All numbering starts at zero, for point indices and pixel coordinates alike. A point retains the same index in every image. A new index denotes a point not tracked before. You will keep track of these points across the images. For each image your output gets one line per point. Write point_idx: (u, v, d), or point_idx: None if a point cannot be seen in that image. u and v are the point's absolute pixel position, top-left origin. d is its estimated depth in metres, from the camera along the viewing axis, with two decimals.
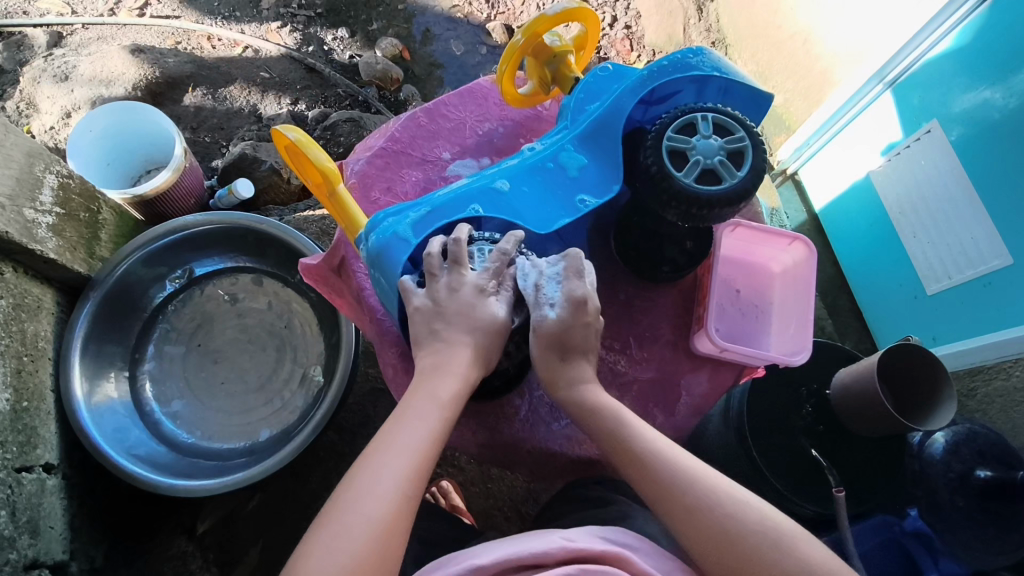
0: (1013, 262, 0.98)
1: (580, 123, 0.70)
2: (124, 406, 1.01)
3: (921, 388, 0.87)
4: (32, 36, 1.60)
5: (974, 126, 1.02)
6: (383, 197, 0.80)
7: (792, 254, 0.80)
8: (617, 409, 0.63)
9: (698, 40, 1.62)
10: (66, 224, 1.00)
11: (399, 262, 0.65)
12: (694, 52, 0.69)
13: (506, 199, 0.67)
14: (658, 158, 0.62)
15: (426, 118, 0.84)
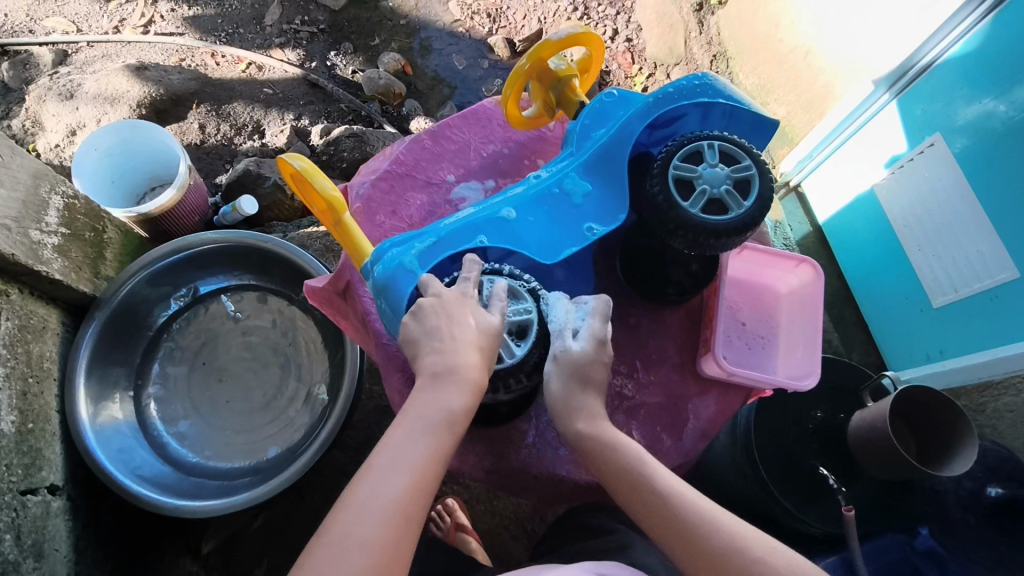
0: (1018, 276, 0.99)
1: (585, 150, 0.70)
2: (130, 427, 1.01)
3: (942, 428, 0.85)
4: (38, 54, 1.61)
5: (977, 138, 1.01)
6: (388, 221, 0.79)
7: (799, 277, 0.80)
8: (619, 441, 0.63)
9: (700, 53, 1.63)
10: (71, 244, 1.01)
11: (404, 295, 0.64)
12: (698, 77, 0.69)
13: (512, 227, 0.67)
14: (664, 186, 0.62)
15: (431, 141, 0.83)
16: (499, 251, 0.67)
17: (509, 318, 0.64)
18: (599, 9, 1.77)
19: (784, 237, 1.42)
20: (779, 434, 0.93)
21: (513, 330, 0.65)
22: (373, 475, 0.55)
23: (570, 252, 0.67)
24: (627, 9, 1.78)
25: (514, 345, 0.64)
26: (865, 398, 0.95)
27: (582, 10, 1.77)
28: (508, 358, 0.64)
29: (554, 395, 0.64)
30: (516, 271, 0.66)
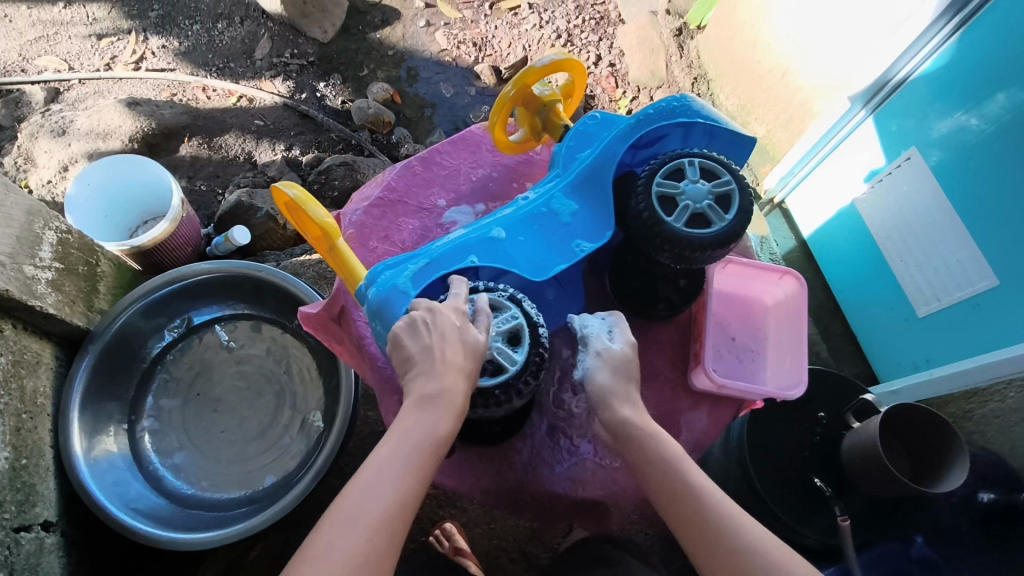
0: (999, 284, 1.01)
1: (571, 171, 0.72)
2: (124, 460, 1.01)
3: (931, 446, 0.87)
4: (30, 92, 1.63)
5: (953, 150, 1.05)
6: (381, 245, 0.80)
7: (783, 287, 0.81)
8: (658, 437, 0.63)
9: (681, 77, 1.69)
10: (65, 278, 1.01)
11: (397, 316, 0.65)
12: (678, 99, 0.71)
13: (503, 247, 0.68)
14: (647, 203, 0.64)
15: (422, 167, 0.85)
16: (491, 271, 0.68)
17: (496, 329, 0.64)
18: (582, 35, 1.83)
19: (770, 251, 1.43)
20: (772, 447, 0.94)
21: (506, 341, 0.65)
22: (369, 495, 0.56)
23: (561, 269, 0.68)
24: (609, 35, 1.84)
25: (510, 352, 0.64)
26: (848, 419, 0.95)
27: (565, 38, 1.82)
28: (508, 365, 0.64)
29: (601, 384, 0.66)
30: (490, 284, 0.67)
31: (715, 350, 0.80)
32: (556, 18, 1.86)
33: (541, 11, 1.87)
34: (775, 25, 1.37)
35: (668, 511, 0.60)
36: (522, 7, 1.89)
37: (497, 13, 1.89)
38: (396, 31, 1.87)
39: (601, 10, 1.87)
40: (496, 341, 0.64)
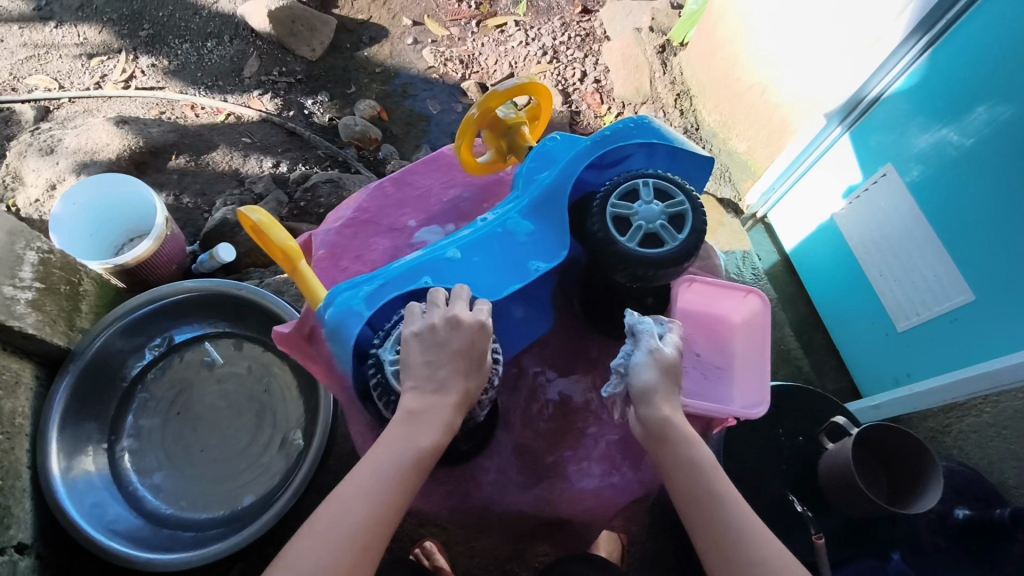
0: (974, 298, 1.02)
1: (529, 193, 0.72)
2: (102, 479, 1.01)
3: (905, 467, 0.88)
4: (20, 111, 1.64)
5: (932, 165, 1.05)
6: (353, 266, 0.81)
7: (748, 306, 0.82)
8: (690, 439, 0.64)
9: (664, 93, 1.70)
10: (46, 298, 1.02)
11: (351, 337, 0.66)
12: (635, 121, 0.73)
13: (457, 268, 0.69)
14: (602, 224, 0.64)
15: (393, 188, 0.86)
16: (446, 291, 0.68)
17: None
18: (568, 52, 1.85)
19: (752, 266, 1.44)
20: (747, 464, 0.94)
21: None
22: (330, 517, 0.56)
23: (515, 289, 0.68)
24: (594, 52, 1.86)
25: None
26: (823, 440, 0.96)
27: (551, 55, 1.84)
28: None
29: (646, 380, 0.66)
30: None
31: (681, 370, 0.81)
32: (542, 36, 1.89)
33: (527, 28, 1.90)
34: (752, 43, 1.40)
35: (690, 515, 0.61)
36: (508, 25, 1.92)
37: (483, 31, 1.92)
38: (383, 49, 1.89)
39: (586, 27, 1.90)
40: None
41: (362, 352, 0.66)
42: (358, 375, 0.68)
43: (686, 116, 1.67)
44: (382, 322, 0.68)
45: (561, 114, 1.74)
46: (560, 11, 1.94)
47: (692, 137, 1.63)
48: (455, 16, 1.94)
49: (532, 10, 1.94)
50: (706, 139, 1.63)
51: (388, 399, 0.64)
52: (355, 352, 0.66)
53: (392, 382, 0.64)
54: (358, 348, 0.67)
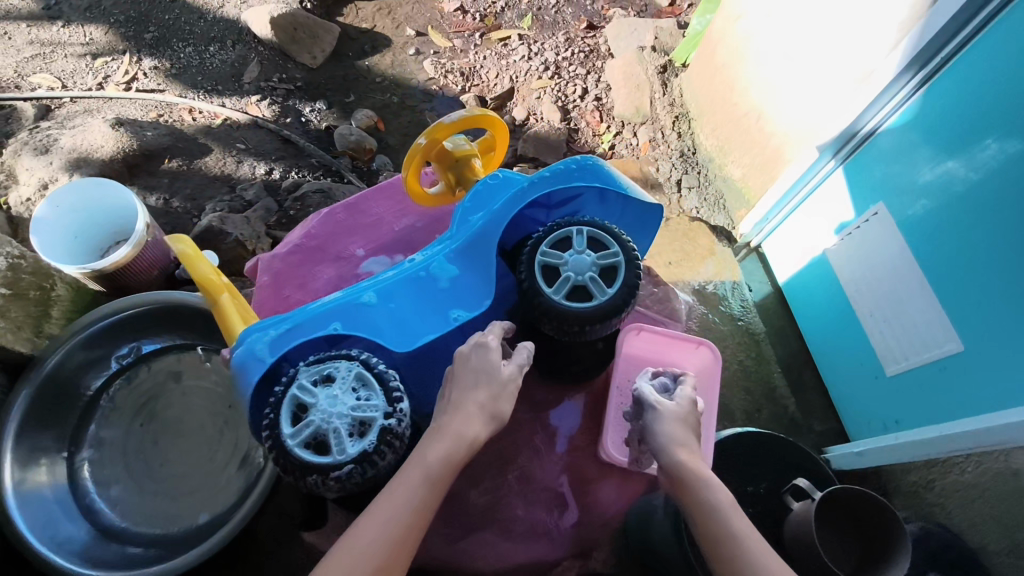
0: (964, 348, 0.97)
1: (460, 235, 0.70)
2: (57, 492, 1.01)
3: (874, 536, 0.83)
4: (22, 109, 1.65)
5: (941, 200, 0.97)
6: (294, 295, 0.85)
7: (697, 359, 0.88)
8: (709, 482, 0.65)
9: (663, 114, 1.67)
10: (12, 304, 1.04)
11: (250, 384, 0.61)
12: (578, 162, 0.70)
13: (372, 314, 0.66)
14: (529, 272, 0.63)
15: (345, 215, 0.90)
16: (359, 338, 0.65)
17: (351, 410, 0.54)
18: (570, 68, 1.81)
19: (741, 298, 1.42)
20: None
21: (352, 428, 0.54)
22: None
23: (430, 338, 0.67)
24: (597, 68, 1.82)
25: (347, 443, 0.53)
26: (786, 500, 0.89)
27: (553, 70, 1.81)
28: (335, 456, 0.53)
29: (664, 430, 0.69)
30: (373, 361, 0.58)
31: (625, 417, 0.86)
32: (545, 50, 1.85)
33: (531, 42, 1.88)
34: (751, 69, 1.35)
35: (714, 557, 0.62)
36: (512, 38, 1.89)
37: (486, 44, 1.90)
38: (384, 59, 1.88)
39: (591, 43, 1.87)
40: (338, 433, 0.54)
41: (257, 401, 0.62)
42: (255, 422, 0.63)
43: (684, 139, 1.64)
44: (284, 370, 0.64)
45: (559, 131, 1.71)
46: (565, 27, 1.91)
47: (688, 161, 1.60)
48: (459, 28, 1.92)
49: (537, 25, 1.92)
50: (702, 164, 1.59)
51: (268, 436, 0.54)
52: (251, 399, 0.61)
53: (281, 419, 0.54)
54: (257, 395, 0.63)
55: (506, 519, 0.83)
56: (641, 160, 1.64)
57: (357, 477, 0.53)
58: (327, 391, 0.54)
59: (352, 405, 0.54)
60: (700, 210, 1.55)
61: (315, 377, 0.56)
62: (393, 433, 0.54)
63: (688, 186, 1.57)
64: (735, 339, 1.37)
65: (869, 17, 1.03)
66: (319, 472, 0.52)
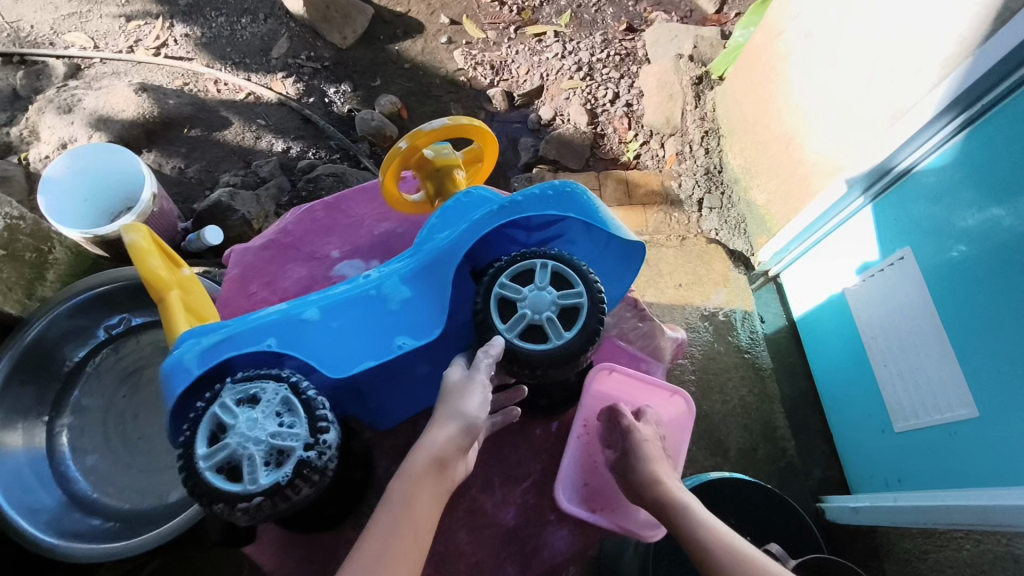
0: (980, 416, 0.89)
1: (418, 256, 0.69)
2: (33, 456, 1.00)
3: None
4: (53, 66, 1.66)
5: (983, 248, 0.87)
6: (260, 291, 0.89)
7: (671, 409, 0.83)
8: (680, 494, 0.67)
9: (692, 129, 1.60)
10: (4, 264, 1.02)
11: (173, 395, 0.59)
12: (555, 187, 0.68)
13: (312, 333, 0.64)
14: (487, 306, 0.66)
15: (324, 213, 0.95)
16: (293, 357, 0.63)
17: (270, 437, 0.52)
18: (603, 71, 1.75)
19: (750, 330, 1.35)
20: None
21: (268, 456, 0.52)
22: None
23: (370, 365, 0.65)
24: (631, 74, 1.75)
25: (260, 471, 0.51)
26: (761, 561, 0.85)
27: (586, 71, 1.75)
28: (245, 485, 0.51)
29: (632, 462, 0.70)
30: (303, 385, 0.56)
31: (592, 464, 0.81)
32: (579, 50, 1.79)
33: (566, 40, 1.81)
34: (787, 91, 1.28)
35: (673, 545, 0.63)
36: (547, 34, 1.83)
37: (521, 38, 1.83)
38: (415, 45, 1.83)
39: (628, 47, 1.80)
40: (252, 460, 0.52)
41: (177, 412, 0.59)
42: (174, 432, 0.61)
43: (711, 156, 1.57)
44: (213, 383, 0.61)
45: (584, 135, 1.65)
46: (604, 27, 1.85)
47: (712, 180, 1.54)
48: (495, 19, 1.85)
49: (575, 22, 1.85)
50: (728, 184, 1.53)
51: (183, 456, 0.52)
52: (170, 411, 0.59)
53: (197, 438, 0.53)
54: (180, 406, 0.61)
55: (455, 545, 0.79)
56: (664, 173, 1.58)
57: (266, 508, 0.51)
58: (246, 414, 0.52)
59: (271, 432, 0.52)
60: (719, 233, 1.49)
61: (239, 397, 0.54)
62: (311, 467, 0.52)
63: (710, 206, 1.51)
64: (739, 372, 1.31)
65: (918, 48, 0.96)
66: (226, 500, 0.50)
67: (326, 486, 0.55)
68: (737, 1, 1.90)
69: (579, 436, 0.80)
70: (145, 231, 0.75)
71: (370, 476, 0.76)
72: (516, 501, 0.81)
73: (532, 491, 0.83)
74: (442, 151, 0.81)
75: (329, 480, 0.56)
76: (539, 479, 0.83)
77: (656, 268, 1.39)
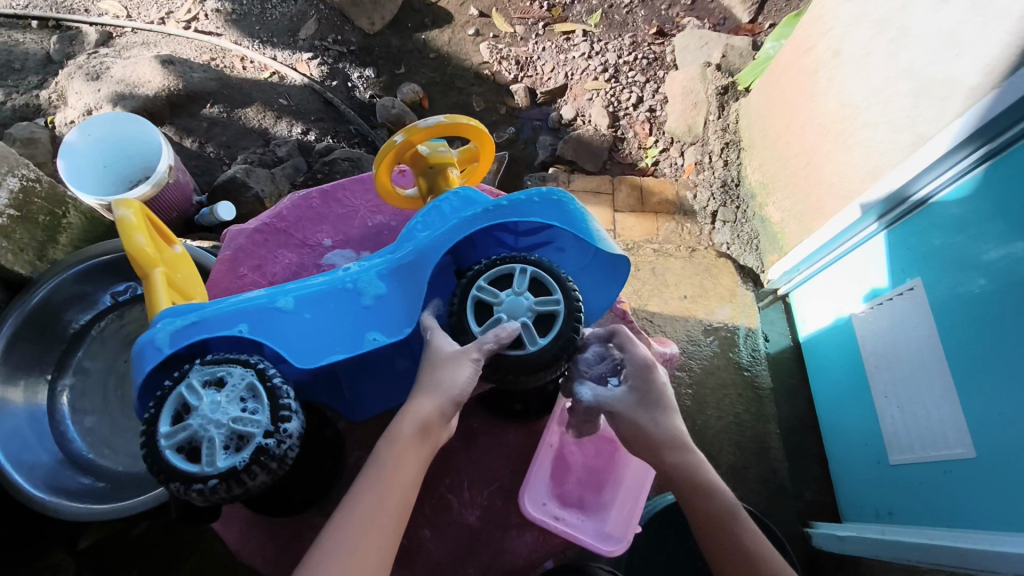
0: (975, 456, 0.87)
1: (398, 255, 0.70)
2: (36, 415, 1.03)
3: None
4: (85, 33, 1.69)
5: (999, 284, 0.83)
6: (251, 273, 0.90)
7: None
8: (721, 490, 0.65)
9: (713, 139, 1.58)
10: (18, 226, 1.04)
11: (143, 371, 0.60)
12: (539, 194, 0.68)
13: (284, 323, 0.64)
14: (461, 307, 0.66)
15: (319, 201, 0.96)
16: (263, 345, 0.63)
17: (231, 421, 0.54)
18: (629, 74, 1.73)
19: (752, 347, 1.35)
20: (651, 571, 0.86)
21: (228, 440, 0.54)
22: None
23: (337, 359, 0.64)
24: (657, 79, 1.73)
25: (218, 455, 0.53)
26: None
27: (611, 72, 1.73)
28: (203, 466, 0.52)
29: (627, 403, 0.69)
30: (270, 372, 0.57)
31: (560, 477, 0.80)
32: (607, 51, 1.77)
33: (594, 40, 1.79)
34: (810, 109, 1.25)
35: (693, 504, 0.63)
36: (575, 33, 1.81)
37: (548, 35, 1.81)
38: (443, 35, 1.82)
39: (656, 51, 1.78)
40: (213, 442, 0.53)
41: (144, 389, 0.61)
42: (144, 406, 0.62)
43: (729, 168, 1.55)
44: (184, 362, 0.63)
45: (604, 137, 1.64)
46: (633, 29, 1.83)
47: (728, 193, 1.52)
48: (523, 15, 1.84)
49: (604, 23, 1.83)
50: (743, 198, 1.51)
51: (147, 434, 0.54)
52: (138, 387, 0.60)
53: (161, 416, 0.54)
54: (149, 383, 0.62)
55: (418, 542, 0.78)
56: (680, 182, 1.57)
57: (221, 491, 0.52)
58: (210, 396, 0.54)
59: (232, 416, 0.54)
60: (730, 246, 1.47)
61: (205, 379, 0.56)
62: (268, 455, 0.53)
63: (723, 219, 1.49)
64: (737, 389, 1.31)
65: (944, 76, 0.93)
66: (183, 480, 0.52)
67: (284, 474, 0.56)
68: (772, 12, 1.86)
69: (550, 447, 0.80)
70: (137, 207, 0.77)
71: (340, 465, 0.77)
72: (485, 501, 0.80)
73: (500, 494, 0.81)
74: (438, 149, 0.82)
75: (287, 467, 0.57)
76: (510, 482, 0.81)
77: (663, 278, 1.41)
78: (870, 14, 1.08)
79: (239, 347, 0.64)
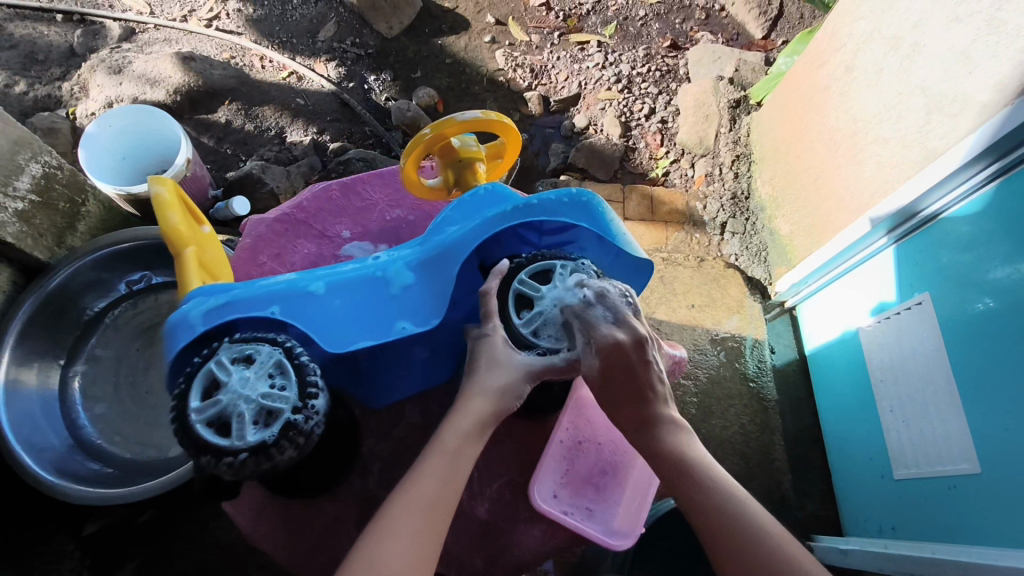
0: (980, 472, 0.87)
1: (427, 247, 0.72)
2: (48, 398, 1.04)
3: None
4: (109, 27, 1.72)
5: (1008, 302, 0.83)
6: (270, 262, 0.92)
7: None
8: (702, 461, 0.63)
9: (723, 152, 1.59)
10: (39, 211, 1.05)
11: (174, 348, 0.61)
12: (570, 195, 0.71)
13: (314, 307, 0.66)
14: (504, 300, 0.71)
15: (338, 193, 0.97)
16: (291, 326, 0.65)
17: (260, 397, 0.55)
18: (642, 85, 1.75)
19: (758, 358, 1.36)
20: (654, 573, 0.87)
21: (256, 416, 0.55)
22: None
23: (365, 343, 0.66)
24: (670, 91, 1.75)
25: (247, 430, 0.54)
26: None
27: (625, 83, 1.75)
28: (233, 440, 0.53)
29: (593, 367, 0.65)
30: (296, 351, 0.59)
31: (570, 470, 0.80)
32: (620, 62, 1.79)
33: (608, 52, 1.81)
34: (822, 123, 1.26)
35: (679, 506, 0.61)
36: (590, 44, 1.83)
37: (563, 45, 1.83)
38: (459, 41, 1.84)
39: (669, 64, 1.80)
40: (244, 415, 0.54)
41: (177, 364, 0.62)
42: (172, 382, 0.63)
43: (739, 180, 1.56)
44: (212, 342, 0.63)
45: (615, 147, 1.65)
46: (648, 42, 1.85)
47: (738, 205, 1.53)
48: (539, 24, 1.86)
49: (619, 34, 1.85)
50: (753, 211, 1.52)
51: (177, 407, 0.55)
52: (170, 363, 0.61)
53: (191, 392, 0.55)
54: (179, 360, 0.63)
55: None
56: (690, 193, 1.58)
57: (250, 466, 0.53)
58: (239, 372, 0.55)
59: (261, 392, 0.55)
60: (739, 258, 1.48)
61: (234, 356, 0.57)
62: (296, 430, 0.55)
63: (732, 231, 1.50)
64: (742, 400, 1.31)
65: (957, 93, 0.94)
66: (214, 453, 0.53)
67: (308, 451, 0.58)
68: (785, 29, 1.88)
69: (561, 442, 0.80)
70: (170, 186, 0.80)
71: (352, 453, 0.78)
72: (492, 495, 0.81)
73: (508, 487, 0.82)
74: (468, 143, 0.84)
75: (312, 445, 0.58)
76: (518, 477, 0.82)
77: (671, 286, 1.42)
78: (883, 30, 1.08)
79: (266, 327, 0.65)
